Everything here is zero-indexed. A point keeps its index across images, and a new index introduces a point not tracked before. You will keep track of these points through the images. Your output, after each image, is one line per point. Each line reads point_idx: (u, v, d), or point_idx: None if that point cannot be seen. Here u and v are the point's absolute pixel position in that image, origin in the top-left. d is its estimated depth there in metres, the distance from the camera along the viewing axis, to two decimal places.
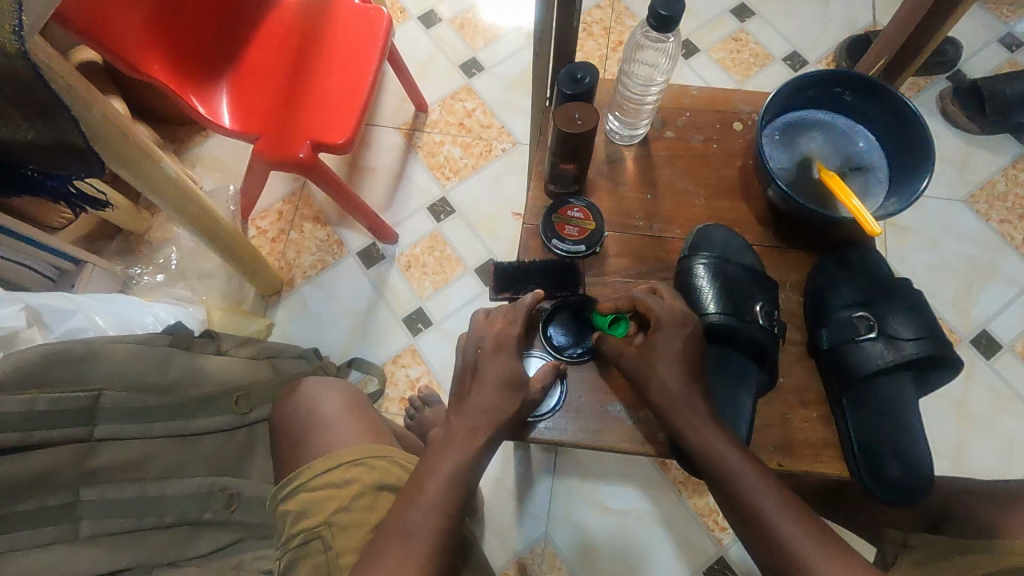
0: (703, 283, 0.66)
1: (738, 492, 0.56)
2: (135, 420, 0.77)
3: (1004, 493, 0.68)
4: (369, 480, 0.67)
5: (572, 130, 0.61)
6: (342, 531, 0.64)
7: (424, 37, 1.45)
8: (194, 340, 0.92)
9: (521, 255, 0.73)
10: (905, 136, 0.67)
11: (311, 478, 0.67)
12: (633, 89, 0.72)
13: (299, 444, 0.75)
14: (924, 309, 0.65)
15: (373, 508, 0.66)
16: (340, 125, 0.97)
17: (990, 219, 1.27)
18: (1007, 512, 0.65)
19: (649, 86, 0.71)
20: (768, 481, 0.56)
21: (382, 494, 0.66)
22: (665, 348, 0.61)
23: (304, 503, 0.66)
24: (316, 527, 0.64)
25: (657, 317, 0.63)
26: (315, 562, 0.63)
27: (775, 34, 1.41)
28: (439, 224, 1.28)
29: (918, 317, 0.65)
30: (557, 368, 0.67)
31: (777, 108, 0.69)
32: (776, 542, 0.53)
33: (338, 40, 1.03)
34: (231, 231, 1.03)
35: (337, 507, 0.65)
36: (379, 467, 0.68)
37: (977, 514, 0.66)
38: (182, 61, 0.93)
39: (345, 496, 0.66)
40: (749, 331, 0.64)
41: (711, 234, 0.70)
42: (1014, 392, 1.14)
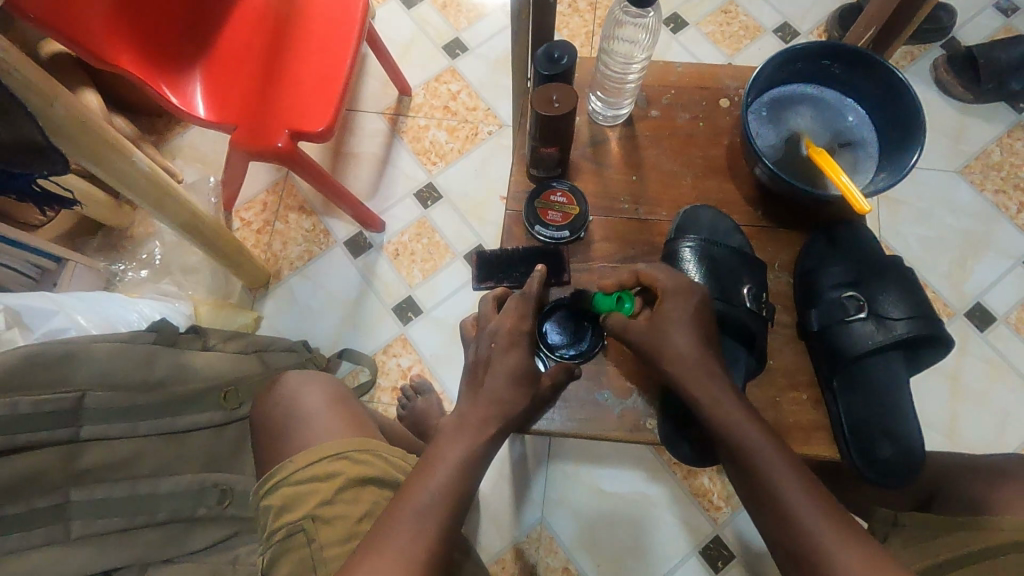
0: (690, 267, 0.65)
1: (751, 468, 0.55)
2: (119, 420, 0.77)
3: (992, 470, 0.68)
4: (352, 473, 0.66)
5: (550, 113, 0.59)
6: (325, 523, 0.64)
7: (406, 18, 1.41)
8: (180, 336, 0.91)
9: (506, 242, 0.71)
10: (895, 109, 0.65)
11: (293, 472, 0.67)
12: (613, 66, 0.69)
13: (282, 439, 0.75)
14: (914, 288, 0.64)
15: (358, 501, 0.65)
16: (319, 112, 0.94)
17: (984, 190, 1.25)
18: (998, 488, 0.65)
19: (630, 64, 0.67)
20: (786, 463, 0.54)
21: (367, 487, 0.66)
22: (669, 332, 0.60)
23: (286, 497, 0.66)
24: (298, 520, 0.64)
25: (664, 287, 0.62)
26: (300, 556, 0.63)
27: (766, 5, 1.37)
28: (426, 210, 1.26)
29: (909, 297, 0.64)
30: (571, 369, 0.66)
31: (763, 83, 0.67)
32: (786, 528, 0.52)
33: (312, 24, 1.00)
34: (212, 223, 1.01)
35: (320, 500, 0.65)
36: (364, 460, 0.68)
37: (969, 491, 0.66)
38: (152, 51, 0.90)
39: (328, 489, 0.65)
40: (736, 315, 0.63)
41: (699, 216, 0.68)
42: (1008, 363, 1.14)
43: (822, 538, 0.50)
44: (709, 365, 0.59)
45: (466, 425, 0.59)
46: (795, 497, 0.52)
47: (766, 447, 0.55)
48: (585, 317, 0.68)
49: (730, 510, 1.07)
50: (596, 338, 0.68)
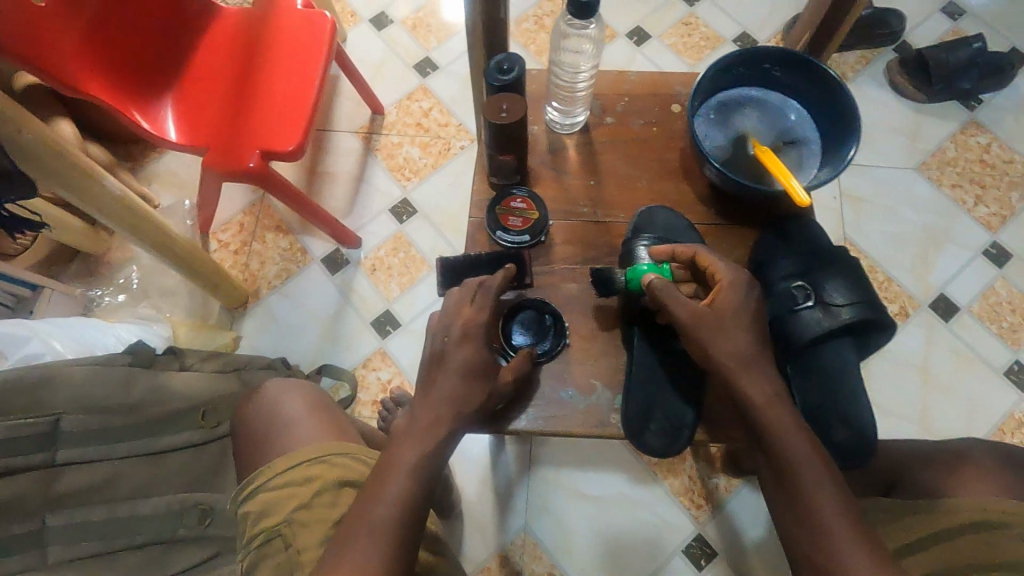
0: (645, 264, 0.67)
1: (784, 462, 0.57)
2: (97, 443, 0.78)
3: (939, 454, 0.71)
4: (332, 477, 0.67)
5: (499, 121, 0.61)
6: (303, 527, 0.65)
7: (377, 39, 1.44)
8: (157, 357, 0.91)
9: (468, 249, 0.72)
10: (833, 108, 0.68)
11: (272, 478, 0.68)
12: (562, 77, 0.71)
13: (263, 446, 0.76)
14: (861, 276, 0.66)
15: (337, 503, 0.66)
16: (289, 132, 0.96)
17: (942, 185, 1.29)
18: (953, 471, 0.68)
19: (578, 73, 0.70)
20: (829, 482, 0.56)
21: (345, 490, 0.67)
22: (732, 327, 0.61)
23: (265, 502, 0.67)
24: (276, 525, 0.65)
25: (725, 280, 0.63)
26: (278, 560, 0.64)
27: (724, 16, 1.42)
28: (402, 225, 1.28)
29: (855, 282, 0.65)
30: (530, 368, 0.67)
31: (708, 88, 0.70)
32: (810, 517, 0.55)
33: (282, 47, 1.02)
34: (186, 245, 1.02)
35: (297, 505, 0.66)
36: (343, 463, 0.69)
37: (927, 476, 0.69)
38: (123, 79, 0.92)
39: (306, 493, 0.66)
40: None
41: (654, 216, 0.71)
42: (973, 352, 1.18)
43: (837, 536, 0.53)
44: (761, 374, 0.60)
45: (433, 426, 0.60)
46: (830, 515, 0.54)
47: (811, 464, 0.56)
48: (548, 318, 0.70)
49: (710, 508, 1.09)
50: (559, 339, 0.69)
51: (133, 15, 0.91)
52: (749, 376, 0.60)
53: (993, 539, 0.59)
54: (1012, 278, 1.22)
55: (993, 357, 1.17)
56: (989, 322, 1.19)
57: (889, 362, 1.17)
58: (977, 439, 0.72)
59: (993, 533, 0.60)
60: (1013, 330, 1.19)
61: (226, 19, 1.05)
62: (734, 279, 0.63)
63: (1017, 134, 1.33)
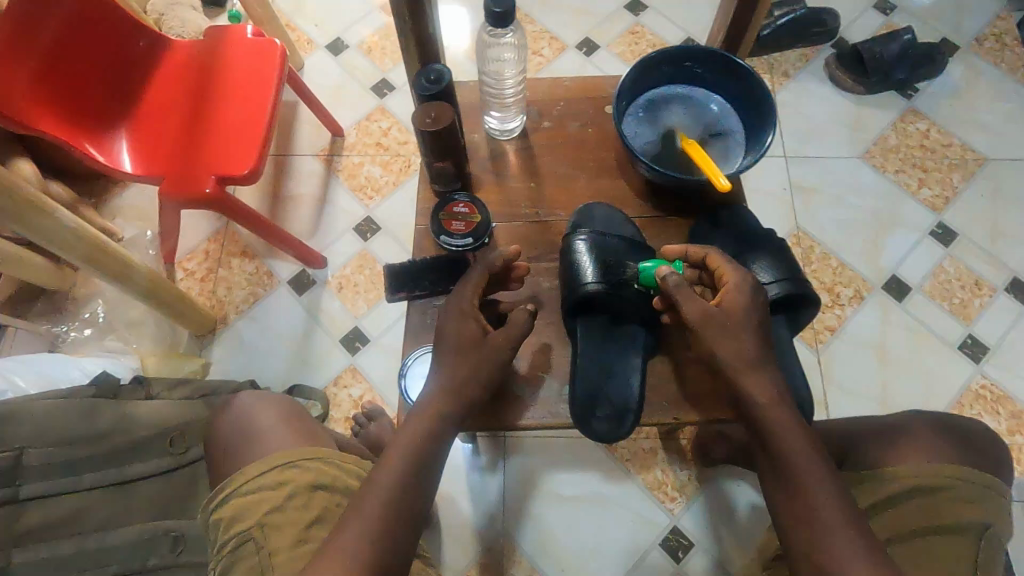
0: (583, 257, 0.69)
1: (788, 466, 0.62)
2: (62, 476, 0.78)
3: (883, 428, 0.77)
4: (303, 481, 0.69)
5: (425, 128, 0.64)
6: (274, 529, 0.66)
7: (334, 64, 1.47)
8: (122, 386, 0.91)
9: (416, 254, 0.75)
10: (752, 98, 0.72)
11: (242, 484, 0.69)
12: (489, 85, 0.74)
13: (236, 454, 0.77)
14: (784, 249, 0.74)
15: (307, 506, 0.68)
16: (243, 156, 0.98)
17: (886, 171, 1.35)
18: (898, 442, 0.74)
19: (504, 78, 0.74)
20: (831, 486, 0.60)
21: (315, 493, 0.69)
22: (740, 329, 0.65)
23: (237, 508, 0.68)
24: (247, 529, 0.67)
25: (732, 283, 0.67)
26: (249, 563, 0.65)
27: (668, 23, 1.48)
28: (366, 242, 1.30)
29: (780, 261, 0.72)
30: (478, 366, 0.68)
31: (634, 88, 0.74)
32: (810, 515, 0.59)
33: (233, 74, 1.05)
34: (147, 273, 1.03)
35: (268, 508, 0.67)
36: (314, 467, 0.71)
37: (876, 449, 0.74)
38: (76, 114, 0.94)
39: (278, 496, 0.68)
40: (622, 295, 0.69)
41: (591, 212, 0.74)
42: (928, 329, 1.21)
43: (833, 533, 0.57)
44: (767, 376, 0.65)
45: (419, 423, 0.62)
46: (830, 517, 0.58)
47: (813, 471, 0.61)
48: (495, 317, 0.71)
49: (684, 500, 1.10)
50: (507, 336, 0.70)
51: (84, 52, 0.94)
52: (751, 381, 0.64)
53: (936, 501, 0.66)
54: (959, 256, 1.27)
55: (946, 333, 1.21)
56: (941, 300, 1.24)
57: (849, 344, 1.21)
58: (906, 411, 0.80)
59: (936, 496, 0.66)
60: (964, 306, 1.23)
61: (178, 52, 1.08)
62: (741, 283, 0.67)
63: (953, 118, 1.39)
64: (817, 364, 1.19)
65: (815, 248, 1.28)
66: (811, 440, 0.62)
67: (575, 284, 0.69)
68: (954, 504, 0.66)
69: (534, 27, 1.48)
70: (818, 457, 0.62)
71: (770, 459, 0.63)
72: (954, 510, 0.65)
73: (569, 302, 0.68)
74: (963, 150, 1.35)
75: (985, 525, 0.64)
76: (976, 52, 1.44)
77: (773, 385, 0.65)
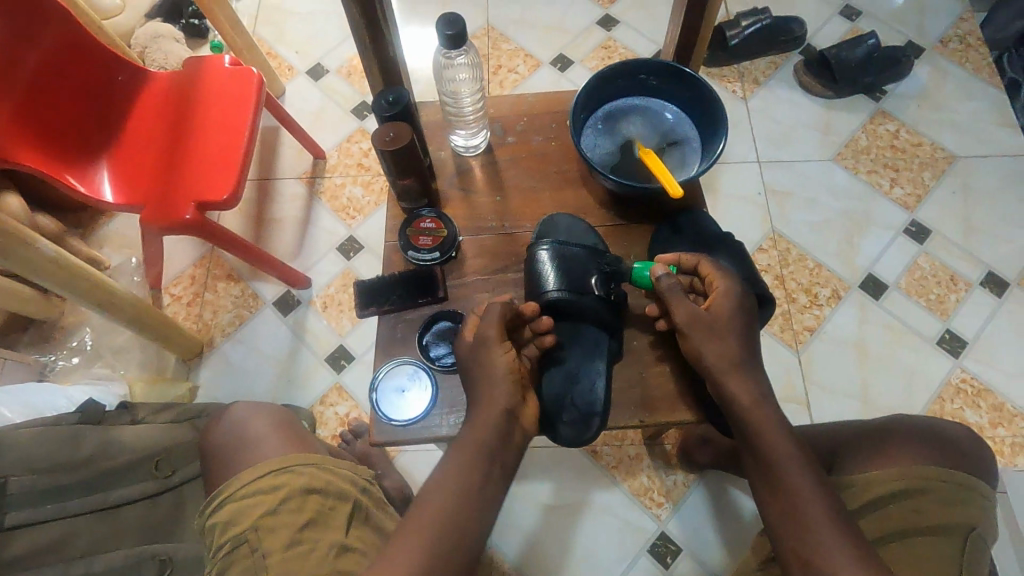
0: (546, 266, 0.72)
1: (774, 469, 0.63)
2: (49, 501, 0.80)
3: (870, 432, 0.77)
4: (297, 485, 0.70)
5: (387, 146, 0.66)
6: (269, 531, 0.67)
7: (314, 89, 1.51)
8: (105, 414, 0.93)
9: (384, 270, 0.78)
10: (705, 108, 0.75)
11: (239, 489, 0.71)
12: (448, 104, 0.77)
13: (228, 464, 0.79)
14: (744, 256, 0.78)
15: (302, 508, 0.69)
16: (222, 182, 1.01)
17: (858, 172, 1.37)
18: (886, 443, 0.74)
19: (462, 98, 0.77)
20: (818, 485, 0.62)
21: (310, 496, 0.70)
22: (724, 331, 0.68)
23: (232, 512, 0.70)
24: (241, 533, 0.68)
25: (720, 288, 0.70)
26: (245, 565, 0.66)
27: (640, 37, 1.52)
28: (350, 261, 1.32)
29: (740, 263, 0.77)
30: (437, 376, 0.70)
31: (593, 102, 0.77)
32: (801, 514, 0.60)
33: (212, 102, 1.07)
34: (129, 300, 1.05)
35: (262, 511, 0.68)
36: (308, 472, 0.72)
37: (863, 451, 0.74)
38: (57, 147, 0.96)
39: (272, 501, 0.69)
40: (585, 303, 0.71)
41: (556, 220, 0.76)
42: (906, 327, 1.23)
43: (822, 532, 0.58)
44: (746, 378, 0.68)
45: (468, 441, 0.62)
46: (817, 515, 0.59)
47: (798, 470, 0.62)
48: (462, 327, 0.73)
49: (671, 505, 1.10)
50: None
51: (63, 87, 0.96)
52: (731, 385, 0.67)
53: (922, 504, 0.67)
54: (934, 252, 1.29)
55: (924, 329, 1.22)
56: (917, 296, 1.25)
57: (828, 343, 1.22)
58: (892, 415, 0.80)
59: (923, 499, 0.67)
60: (940, 302, 1.24)
61: (158, 83, 1.10)
62: (730, 288, 0.70)
63: (921, 118, 1.41)
64: (798, 365, 1.20)
65: (792, 250, 1.30)
66: (794, 441, 0.65)
67: (538, 293, 0.72)
68: (941, 507, 0.66)
69: (509, 45, 1.52)
70: (802, 456, 0.64)
71: (757, 460, 0.65)
72: (941, 513, 0.66)
73: (533, 311, 0.72)
74: (933, 149, 1.38)
75: (971, 527, 0.65)
76: (941, 53, 1.48)
77: (754, 386, 0.67)
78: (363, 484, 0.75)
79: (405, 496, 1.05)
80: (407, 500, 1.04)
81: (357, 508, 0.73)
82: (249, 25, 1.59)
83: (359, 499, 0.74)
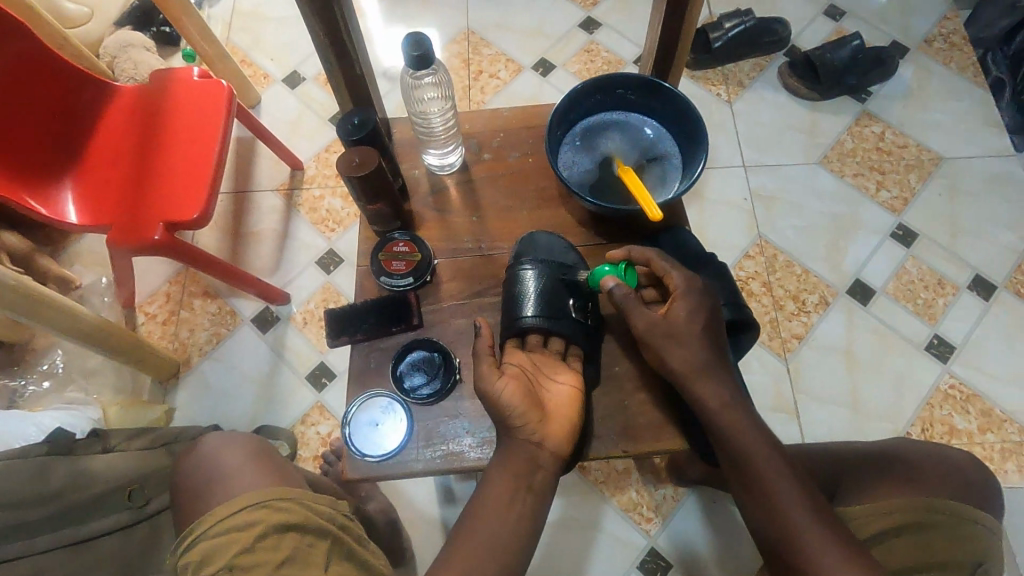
0: (523, 290, 0.69)
1: (770, 497, 0.63)
2: (14, 539, 0.76)
3: (875, 460, 0.77)
4: (273, 521, 0.68)
5: (353, 172, 0.64)
6: (246, 570, 0.65)
7: (291, 97, 1.47)
8: (77, 441, 0.88)
9: (358, 297, 0.75)
10: (685, 123, 0.73)
11: (214, 524, 0.68)
12: (418, 124, 0.75)
13: (202, 498, 0.75)
14: (727, 275, 0.75)
15: (279, 546, 0.66)
16: (192, 200, 0.97)
17: (844, 175, 1.36)
18: (886, 472, 0.74)
19: (432, 119, 0.74)
20: (796, 487, 0.62)
21: (288, 534, 0.67)
22: (686, 336, 0.67)
23: (207, 550, 0.66)
24: (218, 571, 0.65)
25: (678, 287, 0.68)
26: None
27: (623, 39, 1.49)
28: (330, 275, 1.29)
29: (722, 283, 0.74)
30: (409, 410, 0.68)
31: (570, 117, 0.74)
32: (799, 544, 0.60)
33: (181, 117, 1.04)
34: (99, 324, 1.02)
35: (240, 549, 0.66)
36: (287, 507, 0.69)
37: (863, 480, 0.75)
38: (17, 169, 0.93)
39: (248, 538, 0.66)
40: (564, 327, 0.69)
41: (534, 239, 0.74)
42: (895, 333, 1.22)
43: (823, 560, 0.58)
44: (734, 404, 0.66)
45: (490, 507, 0.61)
46: (802, 518, 0.61)
47: (776, 477, 0.63)
48: (438, 356, 0.71)
49: (660, 520, 1.09)
50: (450, 374, 0.70)
51: (24, 106, 0.93)
52: (698, 387, 0.66)
53: (930, 538, 0.66)
54: (921, 256, 1.28)
55: (913, 334, 1.21)
56: (905, 301, 1.24)
57: (818, 351, 1.21)
58: (894, 440, 0.81)
59: (928, 532, 0.66)
60: (928, 306, 1.23)
61: (124, 97, 1.07)
62: (687, 289, 0.68)
63: (907, 119, 1.40)
64: (787, 373, 1.19)
65: (779, 256, 1.28)
66: (767, 441, 0.65)
67: (515, 318, 0.69)
68: (947, 539, 0.65)
69: (490, 50, 1.49)
70: (777, 459, 0.64)
71: (733, 464, 0.65)
72: (952, 546, 0.65)
73: (511, 337, 0.70)
74: (919, 150, 1.37)
75: (978, 561, 0.64)
76: (926, 52, 1.46)
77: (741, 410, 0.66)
78: (343, 519, 0.73)
79: (388, 518, 1.02)
80: (391, 522, 1.02)
81: (338, 544, 0.70)
82: (223, 32, 1.55)
83: (339, 534, 0.71)
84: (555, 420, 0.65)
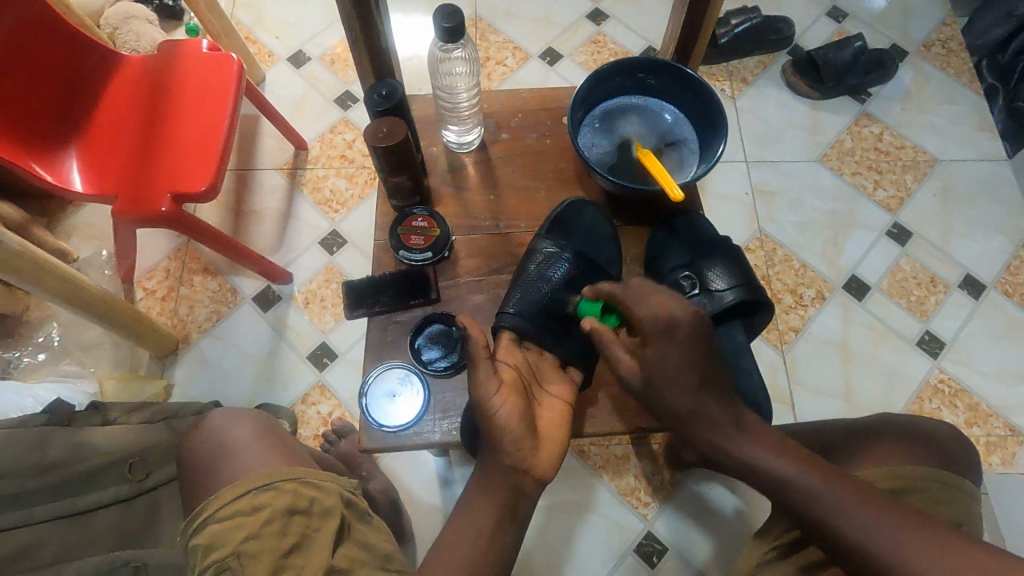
0: (520, 285, 0.73)
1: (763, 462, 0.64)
2: (16, 506, 0.73)
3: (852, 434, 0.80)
4: (279, 506, 0.68)
5: (380, 142, 0.66)
6: (248, 559, 0.64)
7: (296, 77, 1.46)
8: (77, 413, 0.86)
9: (375, 271, 0.77)
10: (701, 108, 0.75)
11: (220, 509, 0.68)
12: (442, 98, 0.77)
13: (212, 475, 0.75)
14: (739, 255, 0.81)
15: (285, 531, 0.66)
16: (201, 172, 0.96)
17: (843, 174, 1.38)
18: (873, 442, 0.77)
19: (457, 94, 0.76)
20: (802, 463, 0.62)
21: (293, 519, 0.67)
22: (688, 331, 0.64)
23: (213, 534, 0.66)
24: (224, 558, 0.64)
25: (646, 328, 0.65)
26: None
27: (629, 32, 1.50)
28: (333, 256, 1.29)
29: (735, 268, 0.79)
30: (422, 383, 0.70)
31: (590, 99, 0.76)
32: (809, 499, 0.60)
33: (189, 88, 1.03)
34: (100, 297, 1.01)
35: (245, 535, 0.65)
36: (292, 489, 0.69)
37: (851, 450, 0.78)
38: (20, 133, 0.91)
39: (254, 524, 0.66)
40: (541, 335, 0.71)
41: (579, 207, 0.77)
42: (888, 328, 1.25)
43: (829, 505, 0.59)
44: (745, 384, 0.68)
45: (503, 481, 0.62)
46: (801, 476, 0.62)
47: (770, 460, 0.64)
48: (455, 330, 0.73)
49: (658, 504, 1.10)
50: None
51: (26, 68, 0.91)
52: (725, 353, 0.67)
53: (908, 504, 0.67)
54: (914, 254, 1.31)
55: (905, 330, 1.24)
56: (898, 297, 1.27)
57: (813, 344, 1.23)
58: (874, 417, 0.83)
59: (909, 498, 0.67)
60: (921, 303, 1.26)
61: (129, 68, 1.05)
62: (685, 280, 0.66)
63: (906, 122, 1.43)
64: (783, 365, 1.21)
65: (778, 250, 1.31)
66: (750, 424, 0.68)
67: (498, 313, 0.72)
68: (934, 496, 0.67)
69: (497, 37, 1.49)
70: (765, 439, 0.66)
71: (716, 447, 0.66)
72: (937, 501, 0.67)
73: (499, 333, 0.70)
74: (915, 152, 1.40)
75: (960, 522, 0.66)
76: (925, 57, 1.49)
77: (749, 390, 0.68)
78: (349, 495, 0.73)
79: (390, 498, 1.03)
80: (393, 502, 1.03)
81: (343, 524, 0.70)
82: (227, 8, 1.53)
83: (346, 513, 0.71)
84: (546, 437, 0.65)
